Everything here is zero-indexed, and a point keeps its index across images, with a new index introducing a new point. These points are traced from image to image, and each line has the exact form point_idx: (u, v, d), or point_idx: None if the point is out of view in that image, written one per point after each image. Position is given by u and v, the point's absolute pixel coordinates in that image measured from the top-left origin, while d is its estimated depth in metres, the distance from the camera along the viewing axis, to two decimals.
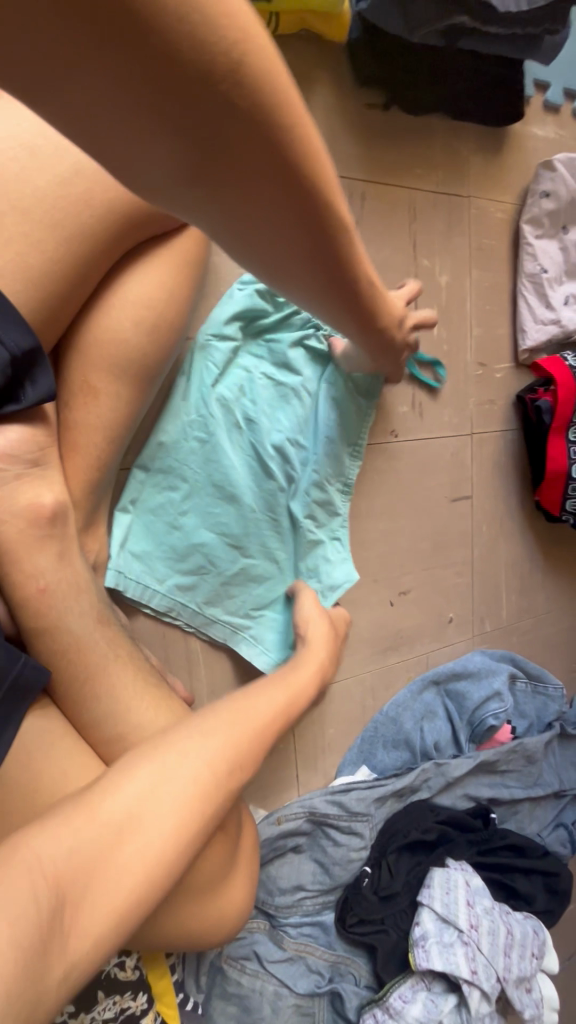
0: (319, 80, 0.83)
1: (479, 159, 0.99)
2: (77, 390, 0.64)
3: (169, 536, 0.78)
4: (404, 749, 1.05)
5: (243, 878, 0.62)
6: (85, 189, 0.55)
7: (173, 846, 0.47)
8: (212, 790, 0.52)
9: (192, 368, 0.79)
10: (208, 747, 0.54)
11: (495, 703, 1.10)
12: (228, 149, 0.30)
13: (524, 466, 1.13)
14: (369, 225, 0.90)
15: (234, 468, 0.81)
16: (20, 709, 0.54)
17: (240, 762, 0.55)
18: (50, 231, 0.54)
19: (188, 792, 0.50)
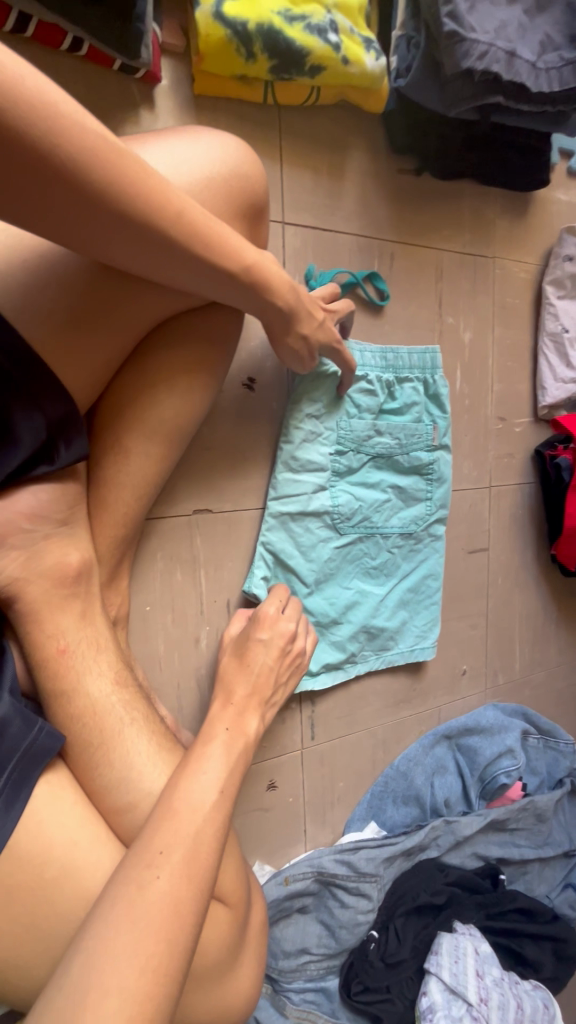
0: (354, 146, 0.85)
1: (505, 221, 1.02)
2: (108, 448, 0.64)
3: (333, 561, 0.87)
4: (414, 805, 1.03)
5: (251, 957, 0.60)
6: None
7: (175, 908, 0.44)
8: (188, 855, 0.47)
9: (375, 418, 0.87)
10: (182, 795, 0.52)
11: (507, 760, 1.08)
12: (71, 200, 0.44)
13: (540, 518, 1.13)
14: (397, 284, 0.91)
15: (341, 500, 0.86)
16: (33, 776, 0.53)
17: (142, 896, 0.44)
18: (92, 304, 0.55)
19: (175, 856, 0.47)
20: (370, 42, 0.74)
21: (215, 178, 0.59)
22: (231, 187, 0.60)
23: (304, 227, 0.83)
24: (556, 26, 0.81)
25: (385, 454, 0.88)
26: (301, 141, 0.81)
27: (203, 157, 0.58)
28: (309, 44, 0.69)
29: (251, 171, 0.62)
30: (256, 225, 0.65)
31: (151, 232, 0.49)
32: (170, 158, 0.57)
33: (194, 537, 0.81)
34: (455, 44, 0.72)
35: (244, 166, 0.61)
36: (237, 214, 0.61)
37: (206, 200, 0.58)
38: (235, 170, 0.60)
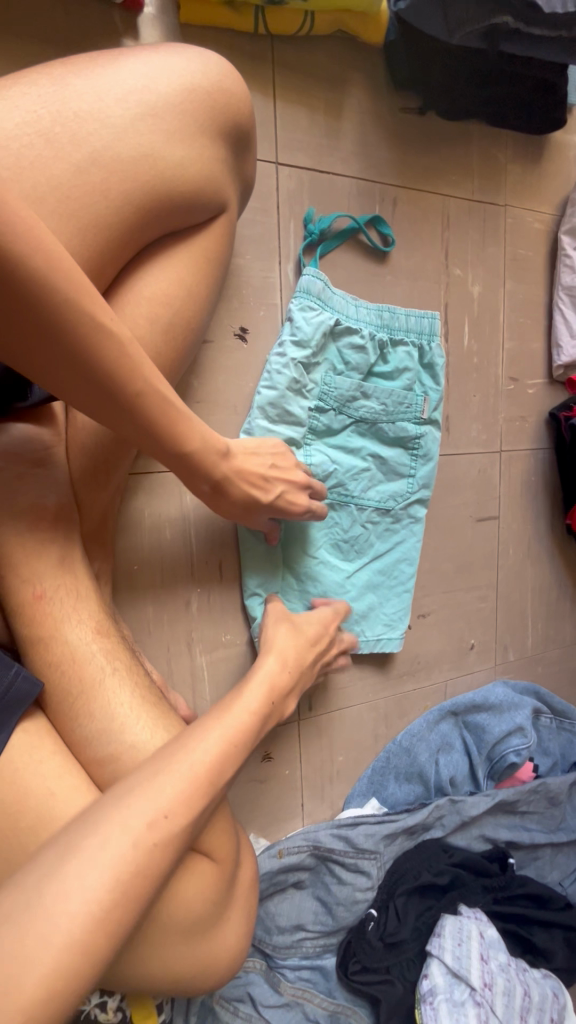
0: (354, 83, 0.80)
1: (518, 167, 0.95)
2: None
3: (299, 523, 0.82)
4: (417, 783, 0.98)
5: (239, 914, 0.57)
6: (118, 172, 0.51)
7: (154, 852, 0.42)
8: (184, 799, 0.45)
9: (360, 377, 0.82)
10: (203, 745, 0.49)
11: (517, 739, 1.02)
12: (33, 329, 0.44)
13: (554, 487, 1.07)
14: (400, 233, 0.87)
15: (316, 458, 0.81)
16: (12, 719, 0.51)
17: (167, 811, 0.43)
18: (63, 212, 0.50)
19: (175, 802, 0.44)
20: None
21: (197, 91, 0.54)
22: (216, 102, 0.55)
23: (300, 168, 0.79)
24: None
25: (368, 420, 0.83)
26: (295, 76, 0.77)
27: (183, 69, 0.54)
28: None
29: (236, 91, 0.57)
30: (242, 152, 0.61)
31: (131, 409, 0.51)
32: (149, 70, 0.53)
33: (183, 493, 0.78)
34: None
35: (228, 81, 0.56)
36: (220, 133, 0.56)
37: (186, 115, 0.53)
38: (220, 85, 0.55)
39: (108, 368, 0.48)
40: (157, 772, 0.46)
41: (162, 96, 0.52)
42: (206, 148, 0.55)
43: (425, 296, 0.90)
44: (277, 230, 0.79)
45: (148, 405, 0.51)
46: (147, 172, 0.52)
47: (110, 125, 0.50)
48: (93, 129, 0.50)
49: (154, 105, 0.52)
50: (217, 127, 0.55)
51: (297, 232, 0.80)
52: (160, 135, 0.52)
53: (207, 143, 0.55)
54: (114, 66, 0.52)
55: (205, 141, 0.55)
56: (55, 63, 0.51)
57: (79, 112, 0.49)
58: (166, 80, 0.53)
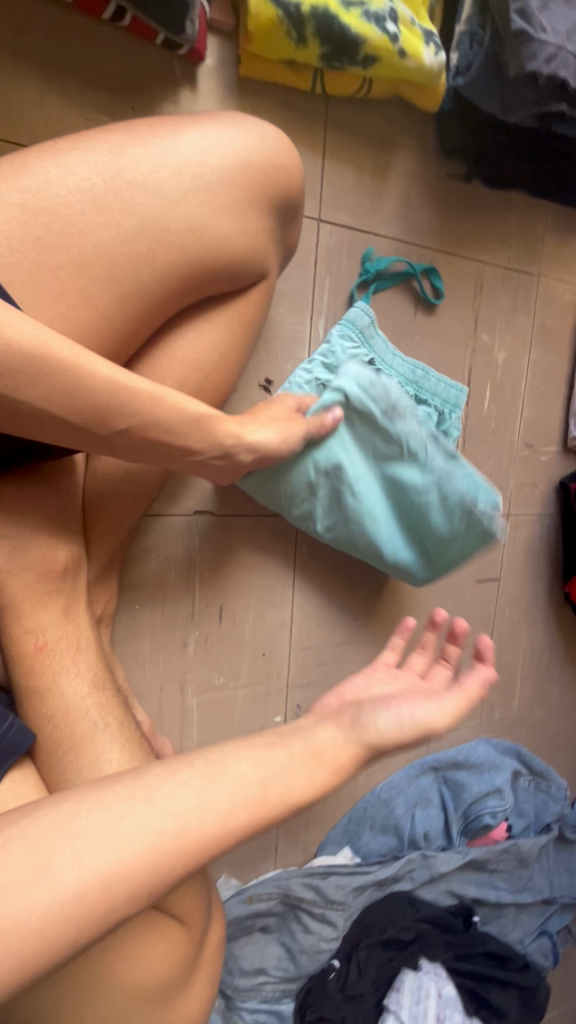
0: (403, 145, 0.81)
1: (555, 237, 0.96)
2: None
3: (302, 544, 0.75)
4: (392, 835, 0.99)
5: (205, 976, 0.57)
6: (164, 242, 0.52)
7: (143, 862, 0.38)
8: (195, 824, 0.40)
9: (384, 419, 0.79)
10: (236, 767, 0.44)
11: (494, 800, 1.03)
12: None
13: (557, 554, 1.08)
14: (432, 296, 0.87)
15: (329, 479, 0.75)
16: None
17: (172, 853, 0.39)
18: (101, 277, 0.50)
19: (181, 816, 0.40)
20: (430, 36, 0.69)
21: (252, 167, 0.55)
22: (268, 178, 0.56)
23: (340, 226, 0.79)
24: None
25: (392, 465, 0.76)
26: (346, 135, 0.77)
27: (239, 146, 0.55)
28: (365, 33, 0.65)
29: (289, 166, 0.58)
30: (287, 223, 0.61)
31: (103, 412, 0.46)
32: (206, 143, 0.54)
33: (192, 538, 0.78)
34: (522, 43, 0.65)
35: (283, 157, 0.57)
36: (268, 208, 0.57)
37: (238, 191, 0.54)
38: (274, 161, 0.56)
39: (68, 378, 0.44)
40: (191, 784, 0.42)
41: (216, 169, 0.53)
42: (252, 223, 0.56)
43: (450, 360, 0.90)
44: (312, 285, 0.79)
45: (122, 399, 0.47)
46: (193, 242, 0.53)
47: (161, 196, 0.51)
48: (144, 200, 0.50)
49: (207, 179, 0.53)
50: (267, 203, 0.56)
51: (331, 288, 0.80)
52: (211, 209, 0.53)
53: (256, 215, 0.56)
54: (171, 137, 0.52)
55: (254, 215, 0.56)
56: (114, 132, 0.51)
57: (131, 182, 0.50)
58: (220, 154, 0.54)
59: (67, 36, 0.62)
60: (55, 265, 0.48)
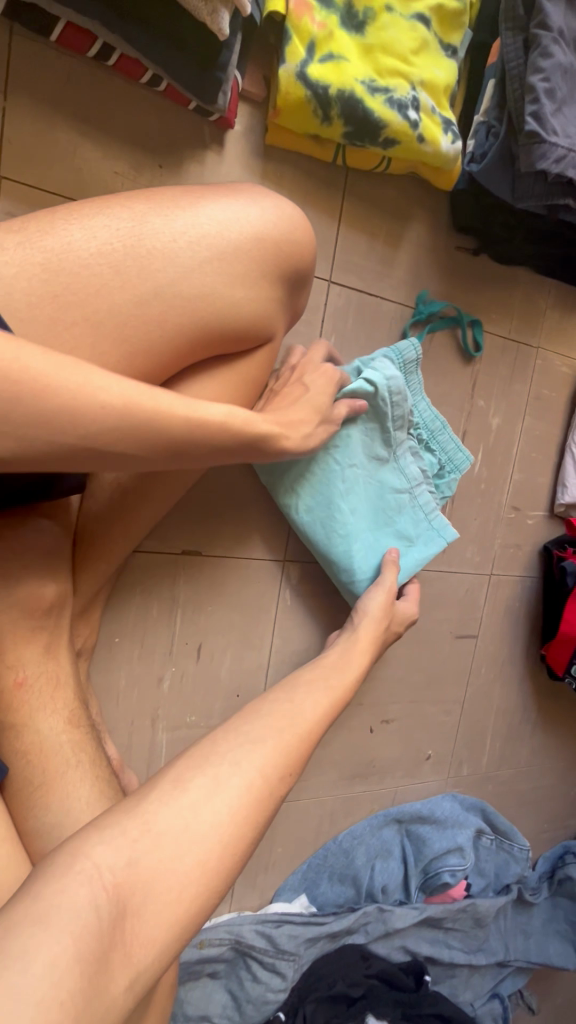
0: (416, 218, 0.84)
1: (556, 312, 1.00)
2: (109, 487, 0.65)
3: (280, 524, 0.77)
4: (350, 886, 0.98)
5: None
6: (174, 307, 0.54)
7: (217, 855, 0.40)
8: (256, 805, 0.44)
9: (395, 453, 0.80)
10: (261, 752, 0.47)
11: (454, 858, 1.03)
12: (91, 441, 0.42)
13: (536, 616, 1.10)
14: (433, 360, 0.90)
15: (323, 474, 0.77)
16: None
17: (241, 834, 0.42)
18: (111, 335, 0.52)
19: (243, 797, 0.43)
20: (449, 125, 0.73)
21: (266, 239, 0.58)
22: (280, 251, 0.59)
23: (350, 288, 0.82)
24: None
25: (384, 483, 0.79)
26: (363, 205, 0.80)
27: (256, 218, 0.57)
28: (388, 118, 0.69)
29: (302, 239, 0.61)
30: (296, 292, 0.64)
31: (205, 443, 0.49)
32: (224, 215, 0.56)
33: (178, 576, 0.79)
34: (535, 143, 0.68)
35: (298, 232, 0.60)
36: (278, 278, 0.60)
37: (251, 262, 0.57)
38: (288, 236, 0.59)
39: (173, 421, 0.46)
40: (219, 759, 0.45)
41: (232, 241, 0.56)
42: (262, 290, 0.58)
43: (446, 421, 0.93)
44: (318, 342, 0.81)
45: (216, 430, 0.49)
46: (205, 307, 0.55)
47: (178, 263, 0.54)
48: (161, 265, 0.53)
49: (222, 250, 0.55)
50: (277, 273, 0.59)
51: (335, 346, 0.82)
52: (223, 277, 0.55)
53: (266, 285, 0.59)
54: (193, 208, 0.55)
55: (264, 284, 0.59)
56: (139, 200, 0.54)
57: (150, 249, 0.53)
58: (236, 225, 0.57)
59: (104, 94, 0.65)
60: (69, 321, 0.50)
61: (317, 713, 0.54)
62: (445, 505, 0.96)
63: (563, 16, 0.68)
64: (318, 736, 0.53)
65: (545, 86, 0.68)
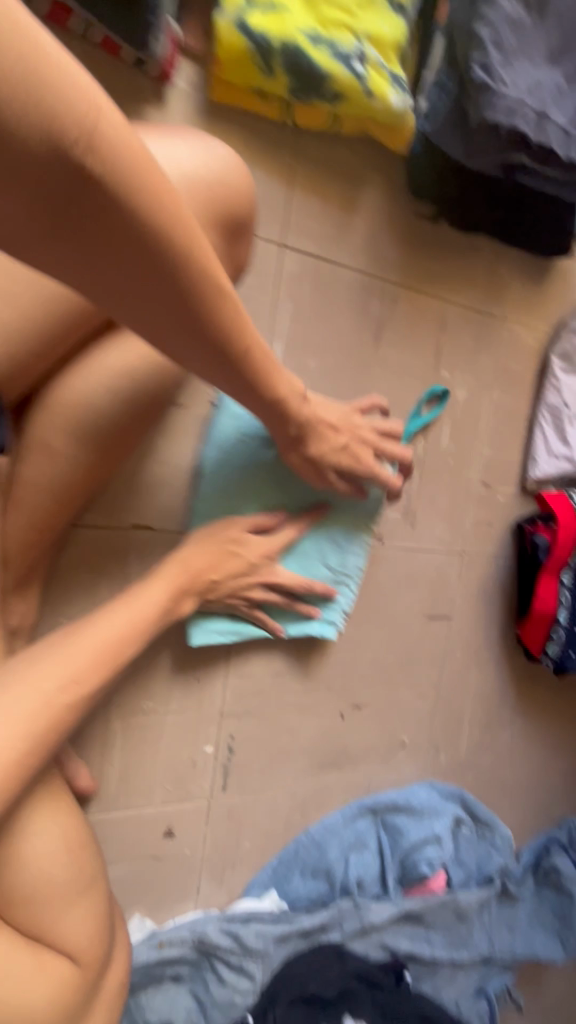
0: (371, 182, 0.82)
1: (521, 284, 0.98)
2: (48, 442, 0.62)
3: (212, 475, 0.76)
4: (323, 880, 0.94)
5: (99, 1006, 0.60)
6: None
7: (6, 762, 0.49)
8: (37, 722, 0.51)
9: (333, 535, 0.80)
10: (46, 668, 0.54)
11: (431, 849, 0.99)
12: (146, 263, 0.40)
13: (511, 596, 1.07)
14: (395, 330, 0.87)
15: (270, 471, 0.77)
16: None
17: (33, 742, 0.51)
18: None
19: (23, 713, 0.51)
20: (397, 79, 0.71)
21: (197, 180, 0.56)
22: (214, 192, 0.56)
23: (305, 254, 0.79)
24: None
25: (327, 534, 0.80)
26: (316, 168, 0.78)
27: (182, 157, 0.55)
28: (333, 70, 0.67)
29: (238, 183, 0.58)
30: (236, 240, 0.61)
31: (224, 352, 0.51)
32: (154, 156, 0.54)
33: (129, 554, 0.75)
34: (483, 95, 0.67)
35: (231, 173, 0.58)
36: (212, 225, 0.58)
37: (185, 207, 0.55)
38: (222, 177, 0.57)
39: (212, 307, 0.46)
40: (15, 678, 0.53)
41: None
42: None
43: (409, 393, 0.90)
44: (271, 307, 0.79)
45: (240, 351, 0.52)
46: None
47: None
48: None
49: None
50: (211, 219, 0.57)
51: (291, 315, 0.80)
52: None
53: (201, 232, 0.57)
54: None
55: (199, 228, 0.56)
56: None
57: None
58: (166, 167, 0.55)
59: None
60: None
61: (110, 639, 0.59)
62: (411, 481, 0.93)
63: None
64: (124, 652, 0.60)
65: (492, 38, 0.67)
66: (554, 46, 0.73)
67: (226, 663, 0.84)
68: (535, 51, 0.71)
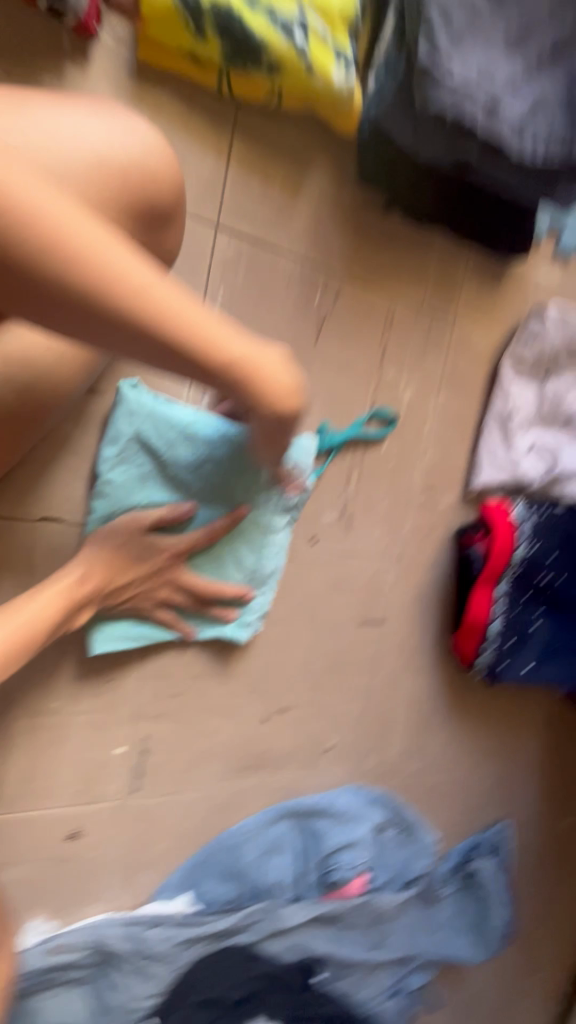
0: (318, 164, 0.77)
1: (476, 282, 0.94)
2: None
3: (121, 468, 0.72)
4: (236, 883, 0.92)
5: None
6: None
7: None
8: None
9: (255, 543, 0.80)
10: None
11: (352, 852, 0.99)
12: None
13: (449, 604, 1.05)
14: (337, 325, 0.84)
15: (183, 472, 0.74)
16: None
17: None
18: None
19: None
20: (341, 53, 0.66)
21: (109, 159, 0.54)
22: (129, 177, 0.55)
23: (241, 238, 0.75)
24: (555, 88, 0.70)
25: (240, 535, 0.79)
26: (256, 146, 0.73)
27: (96, 133, 0.53)
28: (270, 37, 0.62)
29: (159, 167, 0.57)
30: (159, 229, 0.60)
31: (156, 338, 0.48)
32: (69, 127, 0.53)
33: (34, 547, 0.71)
34: (426, 79, 0.63)
35: (156, 158, 0.56)
36: (123, 212, 0.55)
37: (92, 187, 0.53)
38: (146, 159, 0.56)
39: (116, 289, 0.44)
40: None
41: (62, 159, 0.51)
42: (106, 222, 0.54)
43: (350, 392, 0.87)
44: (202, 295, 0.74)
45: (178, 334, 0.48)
46: None
47: None
48: None
49: (54, 166, 0.51)
50: (122, 206, 0.55)
51: (224, 303, 0.76)
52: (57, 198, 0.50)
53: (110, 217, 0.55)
54: (22, 111, 0.51)
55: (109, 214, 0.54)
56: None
57: None
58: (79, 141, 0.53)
59: None
60: None
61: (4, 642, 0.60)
62: (347, 482, 0.90)
63: None
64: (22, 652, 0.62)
65: (441, 16, 0.62)
66: (513, 31, 0.68)
67: (142, 663, 0.81)
68: (492, 34, 0.67)
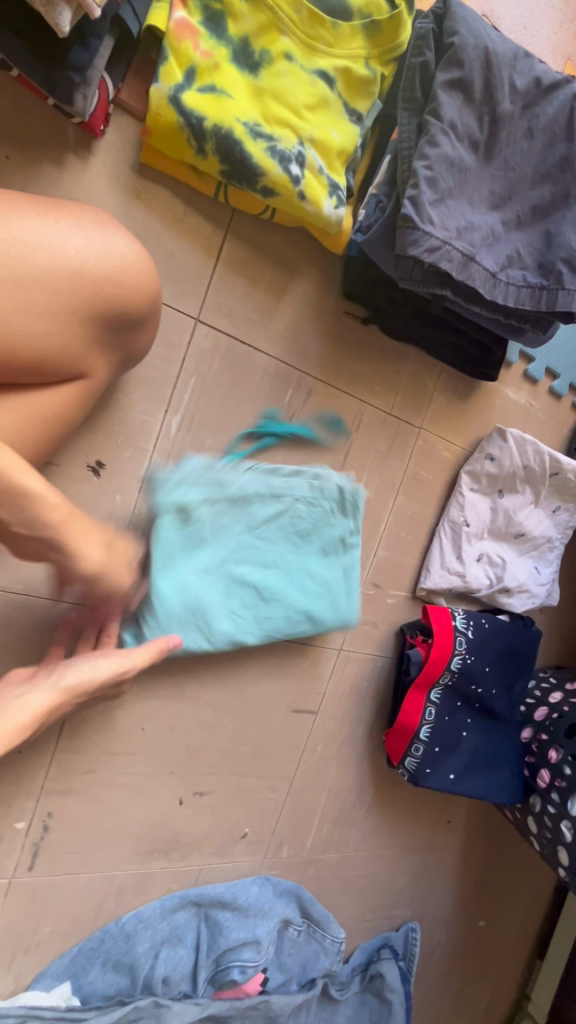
0: (304, 273, 0.81)
1: (445, 397, 0.98)
2: None
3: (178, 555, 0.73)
4: (124, 976, 0.87)
5: None
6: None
7: None
8: None
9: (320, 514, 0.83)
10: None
11: (249, 952, 0.94)
12: None
13: (383, 699, 1.06)
14: (306, 422, 0.85)
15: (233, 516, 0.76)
16: None
17: None
18: None
19: None
20: (336, 188, 0.69)
21: (83, 269, 0.56)
22: (102, 288, 0.57)
23: (220, 332, 0.77)
24: (529, 246, 0.75)
25: (301, 520, 0.82)
26: (247, 248, 0.76)
27: (73, 243, 0.55)
28: (265, 165, 0.64)
29: (138, 282, 0.59)
30: (130, 331, 0.62)
31: None
32: (46, 233, 0.54)
33: None
34: (408, 227, 0.66)
35: (136, 271, 0.59)
36: (90, 317, 0.58)
37: (62, 295, 0.55)
38: (124, 267, 0.58)
39: None
40: None
41: (37, 265, 0.53)
42: (69, 324, 0.57)
43: None
44: (174, 381, 0.75)
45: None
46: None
47: None
48: None
49: (27, 271, 0.53)
50: (89, 313, 0.57)
51: (195, 390, 0.77)
52: (16, 304, 0.53)
53: (78, 321, 0.57)
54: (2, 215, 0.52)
55: (73, 322, 0.57)
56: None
57: None
58: (54, 247, 0.54)
59: None
60: None
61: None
62: None
63: (459, 110, 0.68)
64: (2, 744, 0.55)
65: (427, 174, 0.67)
66: (496, 191, 0.73)
67: (54, 737, 0.79)
68: (474, 194, 0.72)
